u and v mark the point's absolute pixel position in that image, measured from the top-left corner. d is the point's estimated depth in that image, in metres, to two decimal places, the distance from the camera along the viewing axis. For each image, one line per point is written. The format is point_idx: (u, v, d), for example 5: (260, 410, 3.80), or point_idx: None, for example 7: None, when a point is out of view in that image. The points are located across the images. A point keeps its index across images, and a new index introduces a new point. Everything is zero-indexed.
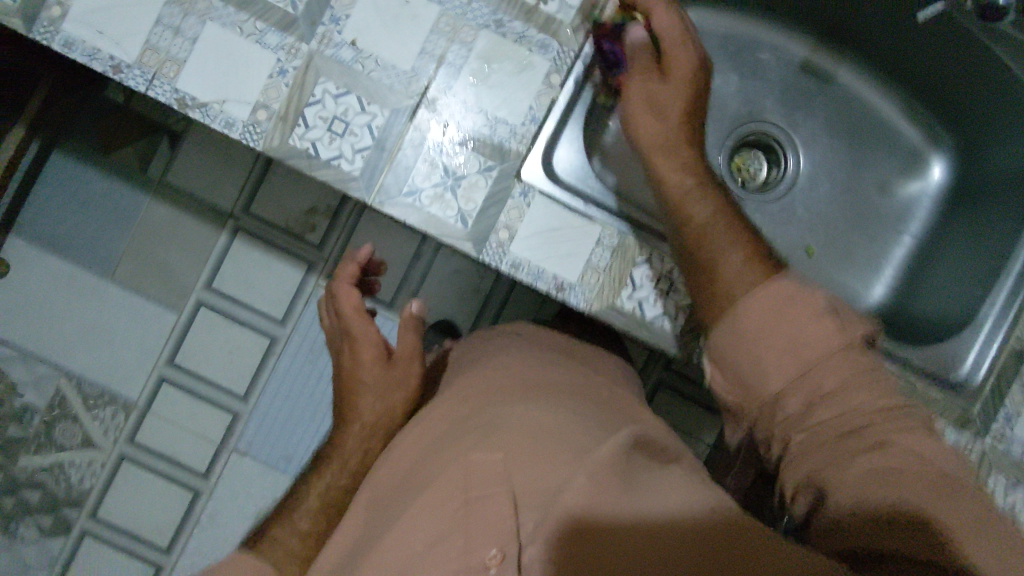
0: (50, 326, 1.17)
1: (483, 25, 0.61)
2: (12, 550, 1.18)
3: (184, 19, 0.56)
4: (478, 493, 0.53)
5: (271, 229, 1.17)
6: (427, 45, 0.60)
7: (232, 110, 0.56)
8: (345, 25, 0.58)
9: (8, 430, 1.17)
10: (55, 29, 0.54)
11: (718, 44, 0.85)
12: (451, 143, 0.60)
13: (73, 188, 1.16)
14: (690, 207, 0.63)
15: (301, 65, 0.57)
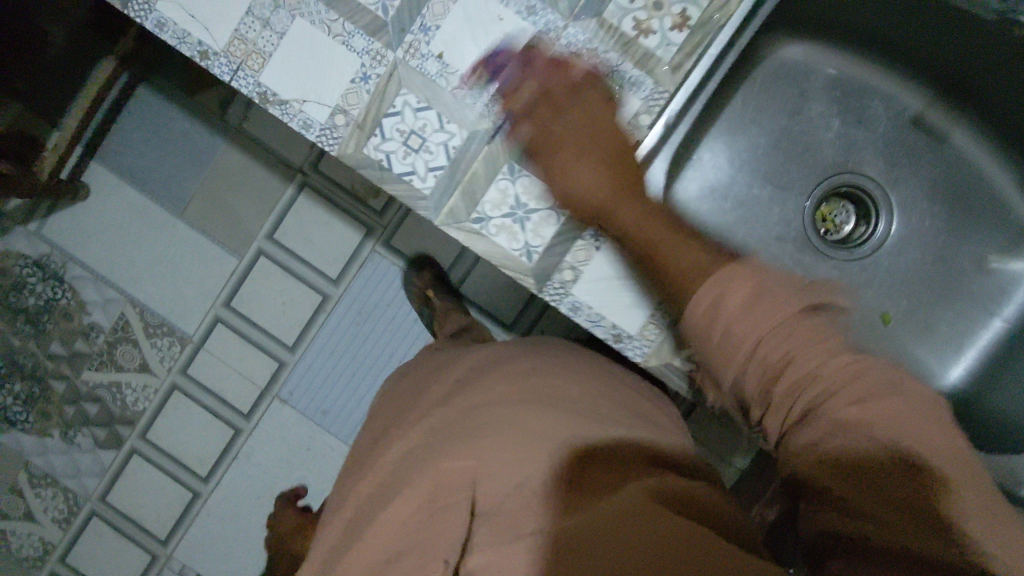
0: (121, 253, 1.23)
1: (579, 53, 0.51)
2: (70, 454, 1.27)
3: (275, 11, 0.50)
4: (445, 497, 0.52)
5: (337, 189, 1.18)
6: (516, 65, 0.51)
7: (311, 111, 0.50)
8: (435, 37, 0.50)
9: (75, 345, 1.25)
10: (149, 7, 0.50)
11: (824, 85, 0.74)
12: (528, 172, 0.52)
13: (155, 123, 1.19)
14: (650, 233, 0.49)
15: (385, 73, 0.50)
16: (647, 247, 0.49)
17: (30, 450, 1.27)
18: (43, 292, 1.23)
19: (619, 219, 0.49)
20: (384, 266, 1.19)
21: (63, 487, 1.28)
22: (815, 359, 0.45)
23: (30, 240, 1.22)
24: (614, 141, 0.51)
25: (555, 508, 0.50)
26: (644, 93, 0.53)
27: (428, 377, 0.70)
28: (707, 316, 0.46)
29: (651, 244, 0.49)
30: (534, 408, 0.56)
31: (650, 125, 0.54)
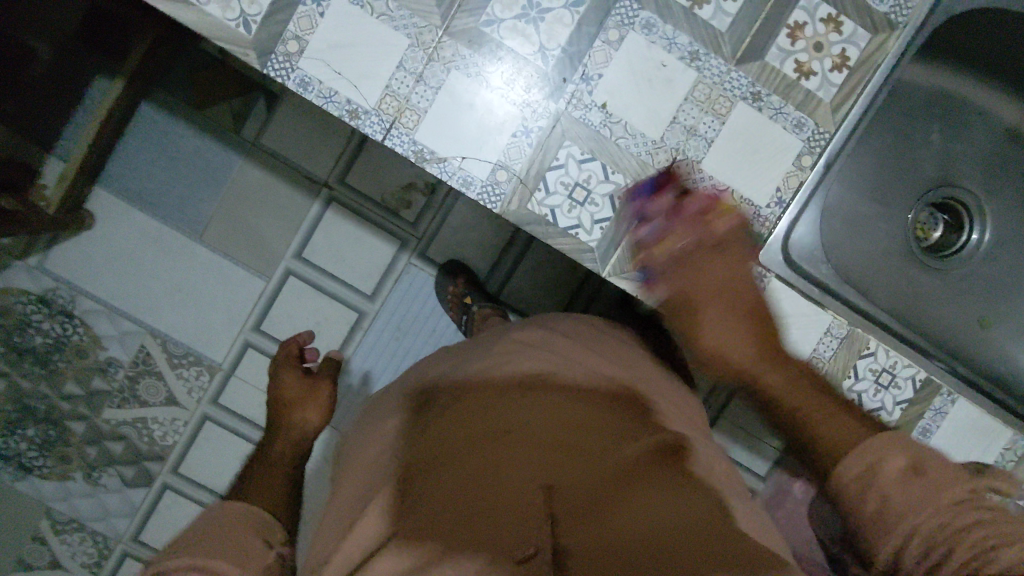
0: (136, 283, 1.15)
1: (741, 98, 0.59)
2: (96, 497, 1.21)
3: (427, 66, 0.55)
4: (506, 493, 0.52)
5: (366, 202, 1.13)
6: (679, 114, 0.59)
7: (472, 168, 0.56)
8: (597, 86, 0.57)
9: (92, 382, 1.17)
10: (292, 66, 0.54)
11: (923, 101, 0.75)
12: (692, 219, 0.60)
13: (164, 142, 1.11)
14: (792, 389, 0.54)
15: (546, 126, 0.57)
16: (792, 397, 0.54)
17: (51, 496, 1.20)
18: (51, 330, 1.15)
19: (766, 379, 0.55)
20: (421, 278, 1.17)
21: (91, 531, 1.22)
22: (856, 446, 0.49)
23: (32, 275, 1.13)
24: (746, 295, 0.59)
25: (617, 506, 0.51)
26: (807, 133, 0.60)
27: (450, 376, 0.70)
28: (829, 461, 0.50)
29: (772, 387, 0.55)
30: (582, 427, 0.59)
31: (813, 164, 0.61)
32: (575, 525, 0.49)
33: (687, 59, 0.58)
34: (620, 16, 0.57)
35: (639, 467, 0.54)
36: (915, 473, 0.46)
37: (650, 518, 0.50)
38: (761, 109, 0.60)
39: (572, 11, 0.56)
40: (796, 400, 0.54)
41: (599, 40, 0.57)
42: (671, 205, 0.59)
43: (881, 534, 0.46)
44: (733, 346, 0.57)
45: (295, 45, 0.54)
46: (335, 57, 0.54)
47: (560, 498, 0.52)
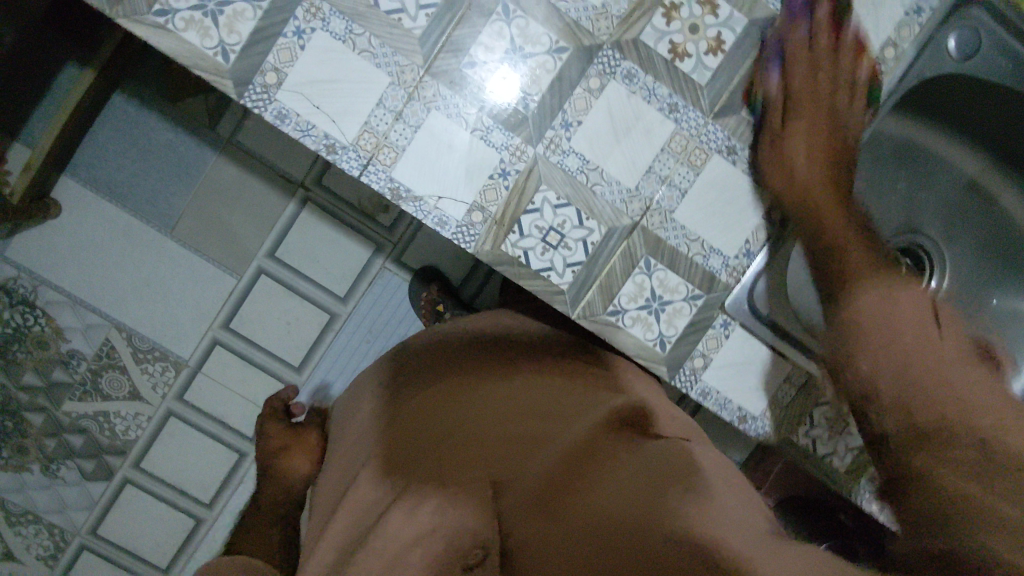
0: (101, 275, 1.13)
1: (716, 151, 0.61)
2: (53, 490, 1.18)
3: (407, 103, 0.55)
4: (460, 476, 0.56)
5: (342, 204, 1.12)
6: (656, 164, 0.61)
7: (447, 208, 0.57)
8: (575, 132, 0.59)
9: (53, 374, 1.15)
10: (270, 98, 0.53)
11: (889, 151, 0.77)
12: (662, 268, 0.63)
13: (134, 134, 1.09)
14: (831, 218, 0.53)
15: (524, 169, 0.58)
16: (813, 209, 0.54)
17: (6, 487, 1.18)
18: (11, 320, 1.12)
19: (810, 204, 0.55)
20: (395, 282, 1.17)
21: (47, 523, 1.20)
22: (874, 312, 0.46)
23: None
24: (844, 138, 0.57)
25: (565, 481, 0.53)
26: None
27: (414, 354, 0.73)
28: (837, 257, 0.51)
29: (810, 194, 0.55)
30: (539, 422, 0.60)
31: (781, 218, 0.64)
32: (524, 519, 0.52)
33: (665, 111, 0.60)
34: (602, 65, 0.58)
35: (592, 442, 0.56)
36: (921, 309, 0.45)
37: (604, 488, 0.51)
38: (734, 164, 0.62)
39: (555, 57, 0.57)
40: (825, 219, 0.53)
41: (581, 87, 0.58)
42: (824, 20, 0.57)
43: (854, 306, 0.48)
44: (807, 159, 0.56)
45: (274, 76, 0.53)
46: (315, 92, 0.54)
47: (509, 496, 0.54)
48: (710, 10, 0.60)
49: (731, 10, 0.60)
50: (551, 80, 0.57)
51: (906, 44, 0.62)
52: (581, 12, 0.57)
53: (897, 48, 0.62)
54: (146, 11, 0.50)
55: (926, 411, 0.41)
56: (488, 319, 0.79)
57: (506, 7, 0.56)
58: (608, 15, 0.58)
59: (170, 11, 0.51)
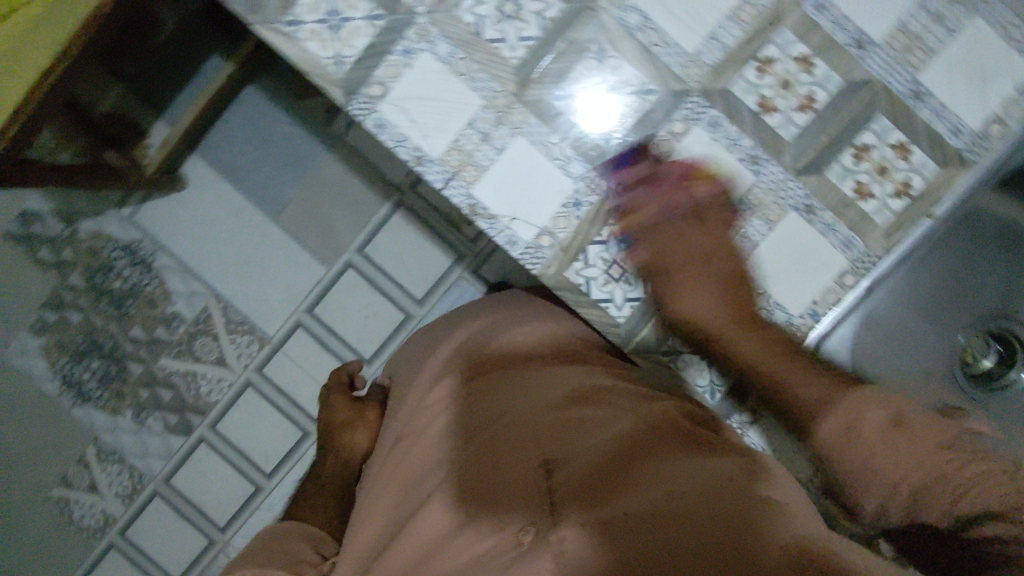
0: (211, 248, 1.24)
1: (793, 208, 0.60)
2: (140, 436, 1.29)
3: (495, 126, 0.59)
4: (506, 461, 0.52)
5: (432, 210, 1.19)
6: (730, 214, 0.61)
7: (518, 229, 0.61)
8: (652, 173, 0.60)
9: (155, 330, 1.27)
10: (372, 108, 0.58)
11: (994, 234, 0.71)
12: None
13: (257, 123, 1.21)
14: (745, 353, 0.57)
15: (597, 202, 0.61)
16: (769, 371, 0.57)
17: (101, 426, 1.29)
18: (131, 277, 1.26)
19: (736, 347, 0.58)
20: (469, 292, 1.21)
21: (130, 465, 1.30)
22: (887, 464, 0.52)
23: (122, 225, 1.25)
24: (724, 261, 0.58)
25: (610, 482, 0.49)
26: (854, 255, 0.61)
27: (455, 333, 0.71)
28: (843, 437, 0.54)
29: (781, 382, 0.57)
30: (601, 407, 0.56)
31: (853, 284, 0.61)
32: (569, 498, 0.48)
33: (746, 161, 0.60)
34: (688, 111, 0.60)
35: (638, 438, 0.52)
36: (880, 413, 0.53)
37: (659, 483, 0.48)
38: (811, 223, 0.61)
39: (641, 99, 0.59)
40: (787, 380, 0.57)
41: (664, 130, 0.60)
42: (669, 179, 0.59)
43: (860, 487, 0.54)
44: (709, 309, 0.58)
45: (378, 89, 0.58)
46: (412, 107, 0.58)
47: (562, 474, 0.50)
48: (807, 68, 0.59)
49: (829, 69, 0.59)
50: (634, 120, 0.60)
51: (1013, 121, 0.59)
52: (672, 57, 0.59)
53: (1003, 124, 0.59)
54: (277, 21, 0.57)
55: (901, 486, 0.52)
56: (522, 298, 0.76)
57: (600, 45, 0.58)
58: (700, 62, 0.59)
59: (296, 22, 0.57)
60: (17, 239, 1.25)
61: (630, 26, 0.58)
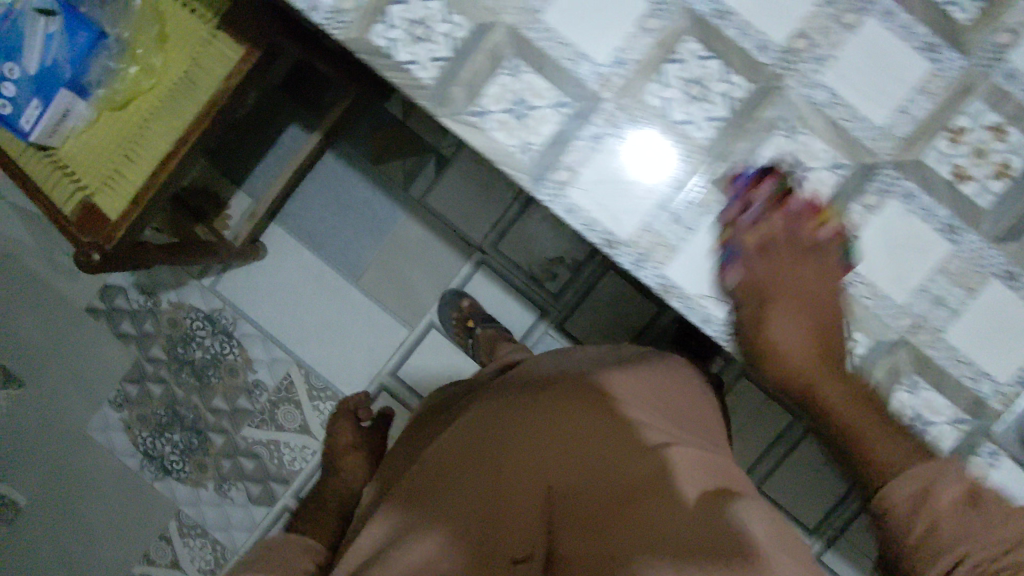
0: (293, 314, 1.24)
1: (1000, 273, 0.50)
2: (222, 508, 1.26)
3: (684, 203, 0.51)
4: (511, 497, 0.57)
5: (513, 267, 1.20)
6: (929, 284, 0.50)
7: (713, 308, 0.52)
8: (851, 247, 0.51)
9: (238, 400, 1.26)
10: (560, 194, 0.51)
11: None
12: (926, 389, 0.52)
13: (337, 190, 1.21)
14: (831, 397, 0.49)
15: (794, 277, 0.52)
16: (841, 426, 0.48)
17: (183, 499, 1.27)
18: (211, 346, 1.25)
19: (820, 393, 0.49)
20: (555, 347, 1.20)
21: (212, 540, 1.26)
22: (962, 532, 0.44)
23: (204, 295, 1.25)
24: (831, 305, 0.50)
25: (600, 528, 0.53)
26: None
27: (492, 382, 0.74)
28: (910, 503, 0.46)
29: (847, 429, 0.48)
30: (584, 440, 0.59)
31: None
32: (567, 536, 0.54)
33: (944, 231, 0.50)
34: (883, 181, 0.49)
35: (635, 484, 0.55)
36: (973, 501, 0.45)
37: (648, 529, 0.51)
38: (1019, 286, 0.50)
39: (831, 172, 0.50)
40: (862, 432, 0.48)
41: (857, 205, 0.50)
42: (769, 198, 0.50)
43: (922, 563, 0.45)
44: (792, 349, 0.50)
45: (565, 172, 0.51)
46: (601, 189, 0.51)
47: (564, 524, 0.55)
48: (999, 135, 0.49)
49: None
50: (828, 192, 0.50)
51: None
52: (865, 130, 0.49)
53: None
54: (462, 111, 0.51)
55: (951, 557, 0.44)
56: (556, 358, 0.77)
57: (790, 122, 0.50)
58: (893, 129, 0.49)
59: (479, 113, 0.51)
60: (100, 314, 1.26)
61: (818, 102, 0.49)
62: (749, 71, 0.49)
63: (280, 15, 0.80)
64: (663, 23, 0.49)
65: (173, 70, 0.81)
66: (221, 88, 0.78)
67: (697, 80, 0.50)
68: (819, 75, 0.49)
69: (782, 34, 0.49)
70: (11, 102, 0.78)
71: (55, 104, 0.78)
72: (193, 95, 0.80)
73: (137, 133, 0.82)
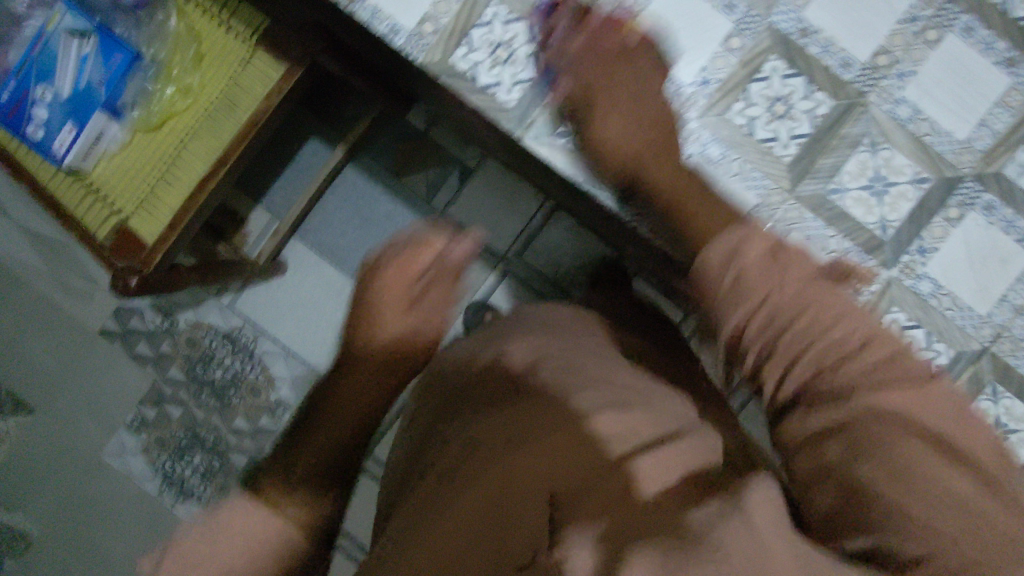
0: (317, 331, 1.22)
1: None
2: None
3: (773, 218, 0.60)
4: (511, 499, 0.47)
5: (538, 275, 1.19)
6: (1010, 291, 0.59)
7: None
8: (931, 258, 0.60)
9: (260, 420, 1.22)
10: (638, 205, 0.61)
11: None
12: (1009, 394, 0.60)
13: (359, 203, 1.20)
14: (659, 175, 0.57)
15: (879, 290, 0.59)
16: (671, 200, 0.56)
17: None
18: (231, 365, 1.22)
19: (648, 174, 0.58)
20: None
21: None
22: (826, 336, 0.49)
23: (223, 313, 1.23)
24: (663, 114, 0.59)
25: (610, 513, 0.44)
26: None
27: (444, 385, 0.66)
28: (722, 269, 0.51)
29: (679, 202, 0.56)
30: (566, 421, 0.52)
31: None
32: (577, 524, 0.44)
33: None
34: (965, 196, 0.59)
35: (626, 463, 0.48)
36: (779, 268, 0.50)
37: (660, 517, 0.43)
38: None
39: (917, 187, 0.59)
40: (681, 201, 0.56)
41: (942, 217, 0.59)
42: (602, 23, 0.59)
43: (807, 417, 0.48)
44: (626, 135, 0.58)
45: None
46: None
47: (568, 511, 0.45)
48: None
49: None
50: (910, 208, 0.59)
51: None
52: (944, 144, 0.59)
53: None
54: (547, 133, 0.61)
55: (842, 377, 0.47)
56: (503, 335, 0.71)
57: (872, 137, 0.60)
58: (971, 149, 0.60)
59: (561, 132, 0.61)
60: (114, 336, 1.23)
61: (901, 118, 0.60)
62: (825, 85, 0.60)
63: (324, 36, 0.79)
64: (750, 42, 0.60)
65: (208, 89, 0.80)
66: (262, 107, 0.78)
67: (780, 97, 0.60)
68: (905, 91, 0.60)
69: (860, 54, 0.60)
70: (46, 126, 0.77)
71: (89, 127, 0.77)
72: (234, 113, 0.79)
73: (171, 154, 0.80)
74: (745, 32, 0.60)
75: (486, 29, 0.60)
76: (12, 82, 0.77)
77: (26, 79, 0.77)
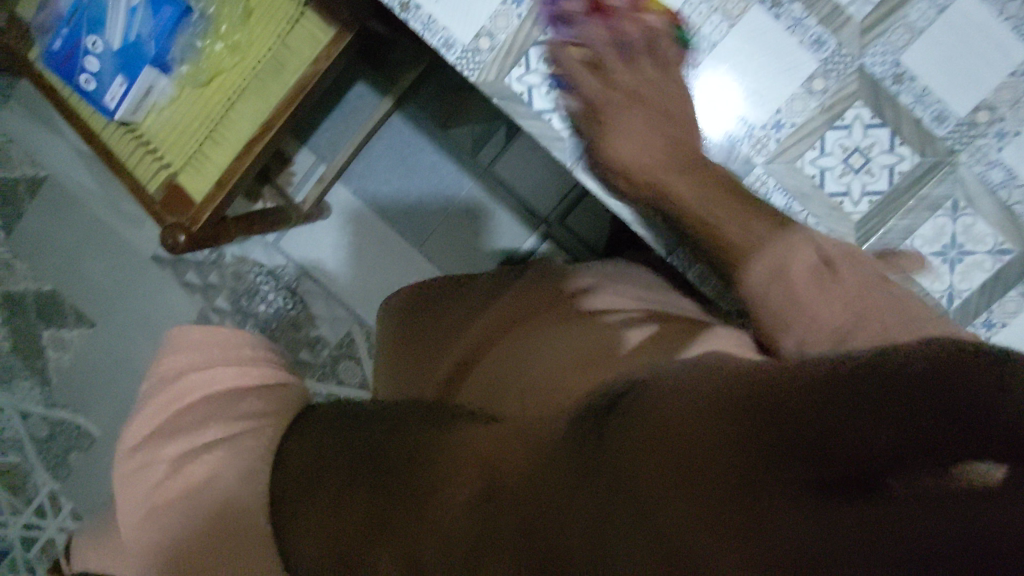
0: (357, 277, 1.23)
1: None
2: None
3: None
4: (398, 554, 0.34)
5: (578, 242, 1.13)
6: None
7: None
8: (998, 333, 0.54)
9: (299, 354, 1.25)
10: None
11: None
12: None
13: (405, 151, 1.18)
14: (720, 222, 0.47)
15: None
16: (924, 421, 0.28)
17: None
18: (275, 301, 1.25)
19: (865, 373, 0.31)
20: None
21: None
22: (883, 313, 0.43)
23: (268, 249, 1.25)
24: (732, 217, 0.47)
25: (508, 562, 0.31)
26: None
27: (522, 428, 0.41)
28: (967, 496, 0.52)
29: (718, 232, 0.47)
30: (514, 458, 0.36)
31: None
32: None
33: None
34: None
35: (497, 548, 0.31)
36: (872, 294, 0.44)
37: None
38: None
39: (994, 259, 0.53)
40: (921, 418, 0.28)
41: (1016, 290, 0.53)
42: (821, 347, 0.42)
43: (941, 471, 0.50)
44: (644, 150, 0.48)
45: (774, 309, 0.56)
46: None
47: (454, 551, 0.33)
48: None
49: None
50: (984, 278, 0.53)
51: None
52: None
53: None
54: (600, 169, 0.54)
55: None
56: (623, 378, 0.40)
57: (956, 201, 0.53)
58: None
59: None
60: (165, 262, 1.27)
61: (993, 183, 0.52)
62: (915, 142, 0.52)
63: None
64: (834, 86, 0.52)
65: (257, 46, 0.78)
66: (309, 72, 0.75)
67: (859, 149, 0.53)
68: (1001, 153, 0.52)
69: (958, 107, 0.51)
70: (96, 78, 0.77)
71: (139, 82, 0.76)
72: (282, 76, 0.77)
73: (219, 113, 0.80)
74: (832, 77, 0.52)
75: (546, 48, 0.52)
76: (66, 30, 0.78)
77: (78, 28, 0.77)
